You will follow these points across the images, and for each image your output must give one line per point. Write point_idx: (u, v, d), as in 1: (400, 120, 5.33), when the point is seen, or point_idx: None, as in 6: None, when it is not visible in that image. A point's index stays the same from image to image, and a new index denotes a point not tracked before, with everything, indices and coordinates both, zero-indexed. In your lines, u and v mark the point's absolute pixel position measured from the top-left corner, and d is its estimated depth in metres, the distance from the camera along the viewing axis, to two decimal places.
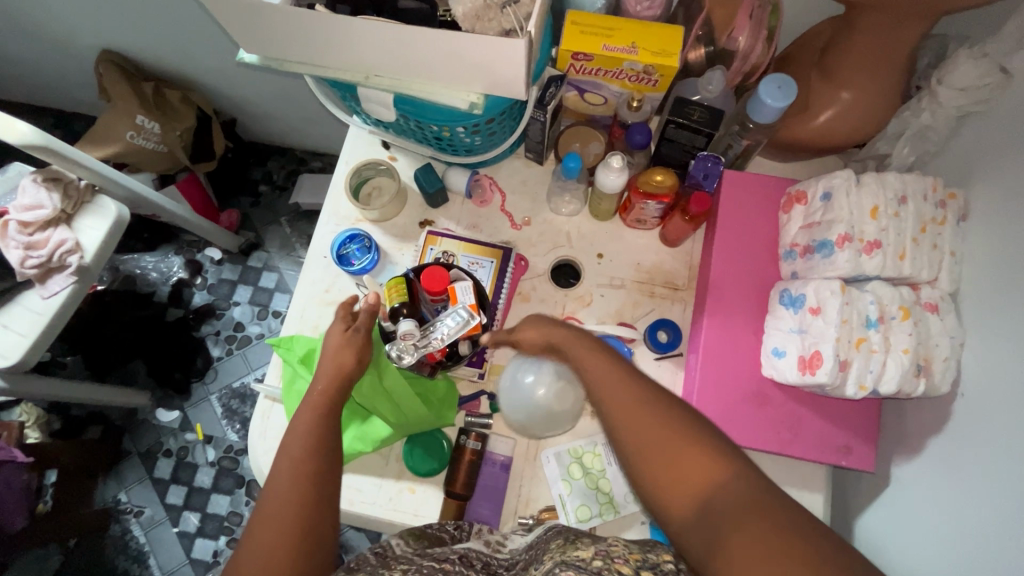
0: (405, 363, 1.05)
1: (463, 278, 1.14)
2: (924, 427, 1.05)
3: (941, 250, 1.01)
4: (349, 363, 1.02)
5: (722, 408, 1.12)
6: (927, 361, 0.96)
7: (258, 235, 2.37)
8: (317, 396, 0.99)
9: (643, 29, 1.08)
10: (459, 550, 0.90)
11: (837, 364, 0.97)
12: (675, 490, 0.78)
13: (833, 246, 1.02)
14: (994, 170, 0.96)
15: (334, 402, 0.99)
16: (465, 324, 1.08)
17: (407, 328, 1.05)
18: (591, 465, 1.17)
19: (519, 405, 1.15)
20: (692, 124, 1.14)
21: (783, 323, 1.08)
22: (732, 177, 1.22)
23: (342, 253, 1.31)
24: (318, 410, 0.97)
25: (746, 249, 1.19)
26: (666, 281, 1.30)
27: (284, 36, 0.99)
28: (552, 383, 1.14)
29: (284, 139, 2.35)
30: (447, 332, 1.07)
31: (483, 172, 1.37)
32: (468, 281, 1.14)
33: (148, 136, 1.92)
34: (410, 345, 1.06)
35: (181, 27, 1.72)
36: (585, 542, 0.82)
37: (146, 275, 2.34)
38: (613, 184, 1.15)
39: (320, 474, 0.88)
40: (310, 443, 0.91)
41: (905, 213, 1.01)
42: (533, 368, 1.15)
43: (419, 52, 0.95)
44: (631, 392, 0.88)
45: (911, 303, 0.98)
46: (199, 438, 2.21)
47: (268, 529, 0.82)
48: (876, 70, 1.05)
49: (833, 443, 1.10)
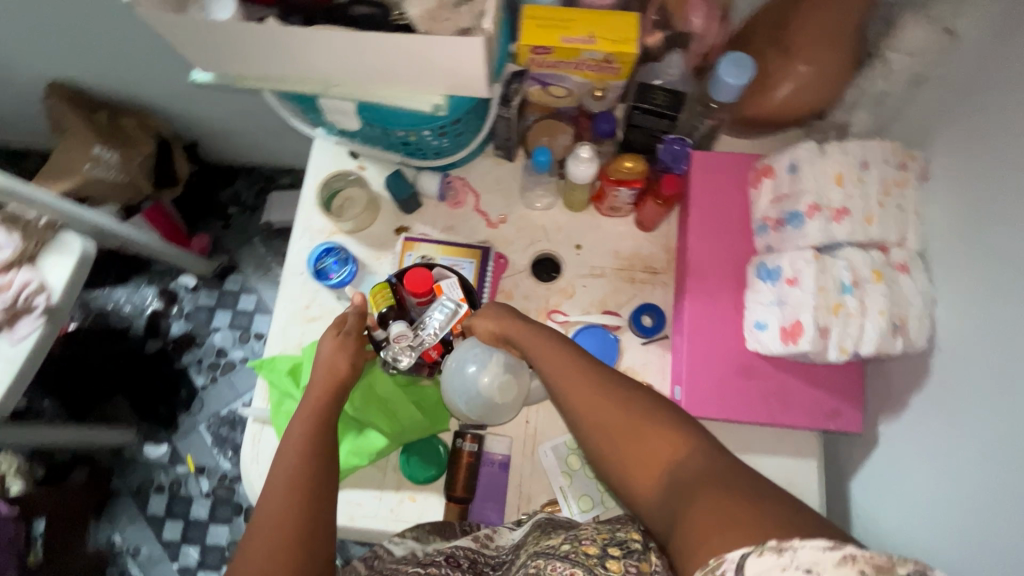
0: (404, 363, 1.11)
1: (447, 274, 1.18)
2: (906, 385, 1.08)
3: (906, 210, 1.03)
4: (342, 368, 1.04)
5: (709, 386, 1.13)
6: (902, 320, 0.98)
7: (232, 257, 2.33)
8: (311, 405, 0.98)
9: (598, 19, 1.08)
10: (445, 551, 0.93)
11: (818, 331, 0.99)
12: (637, 467, 0.81)
13: (803, 216, 1.05)
14: (951, 129, 0.99)
15: (328, 407, 0.99)
16: (452, 313, 1.13)
17: (399, 330, 1.12)
18: None
19: (460, 391, 1.14)
20: (658, 109, 1.16)
21: (763, 297, 1.09)
22: (701, 157, 1.23)
23: (319, 268, 1.28)
24: (316, 417, 0.97)
25: (720, 227, 1.20)
26: (646, 265, 1.30)
27: (238, 51, 0.97)
28: (498, 373, 1.13)
29: (248, 158, 2.30)
30: (435, 326, 1.13)
31: (455, 173, 1.36)
32: (453, 278, 1.17)
33: (107, 166, 1.87)
34: (405, 346, 1.12)
35: (130, 52, 1.67)
36: (556, 533, 0.88)
37: (118, 310, 2.27)
38: (583, 174, 1.16)
39: (315, 484, 0.87)
40: (303, 458, 0.90)
41: (869, 177, 1.03)
42: (479, 359, 1.14)
43: (377, 58, 0.93)
44: (585, 376, 0.92)
45: (882, 265, 1.00)
46: (191, 469, 2.17)
47: (262, 542, 0.81)
48: (830, 41, 1.07)
49: (822, 409, 1.12)
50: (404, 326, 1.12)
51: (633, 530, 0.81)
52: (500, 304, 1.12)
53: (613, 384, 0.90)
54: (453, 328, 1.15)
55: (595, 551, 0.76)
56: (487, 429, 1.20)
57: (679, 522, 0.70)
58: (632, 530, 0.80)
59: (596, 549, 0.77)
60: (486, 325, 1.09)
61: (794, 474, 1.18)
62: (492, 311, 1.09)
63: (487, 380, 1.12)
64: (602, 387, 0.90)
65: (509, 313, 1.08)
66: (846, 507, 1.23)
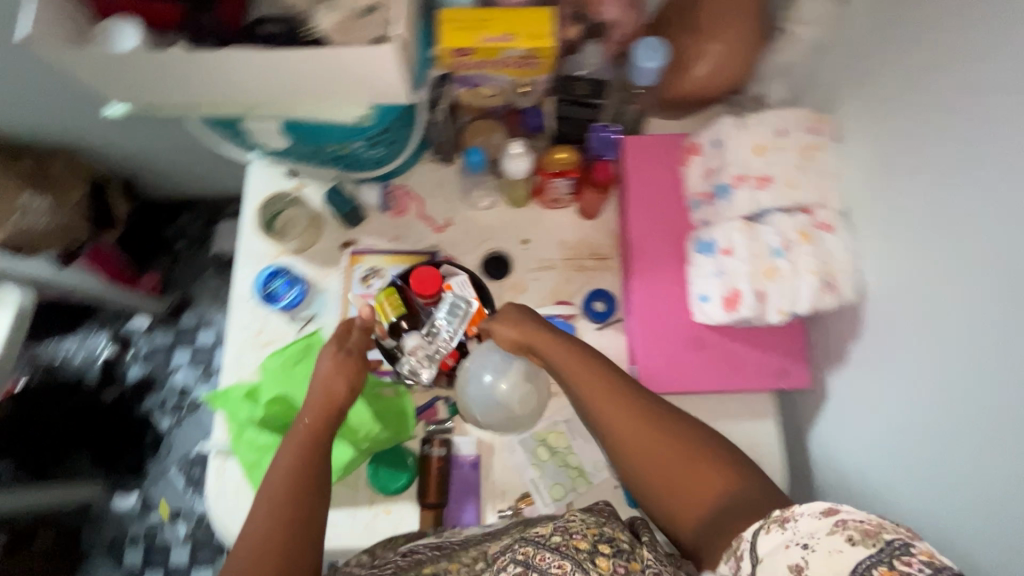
0: (425, 375, 1.17)
1: (456, 272, 1.21)
2: (844, 337, 1.13)
3: (825, 172, 1.09)
4: (341, 390, 1.04)
5: (663, 363, 1.17)
6: (832, 277, 1.03)
7: (186, 292, 2.28)
8: (303, 431, 0.99)
9: (514, 18, 1.08)
10: (405, 548, 0.98)
11: (755, 297, 1.03)
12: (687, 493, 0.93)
13: (731, 187, 1.10)
14: (856, 91, 1.05)
15: (320, 436, 1.00)
16: (465, 315, 1.18)
17: (414, 343, 1.17)
18: (557, 444, 1.20)
19: (478, 402, 1.15)
20: (581, 99, 1.22)
21: (702, 270, 1.10)
22: (633, 141, 1.26)
23: (267, 291, 1.26)
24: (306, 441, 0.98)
25: (657, 208, 1.24)
26: (593, 252, 1.33)
27: (151, 80, 0.94)
28: (518, 380, 1.15)
29: (191, 190, 2.24)
30: (450, 330, 1.18)
31: (395, 182, 1.36)
32: (462, 276, 1.21)
33: (36, 214, 1.68)
34: (422, 356, 1.18)
35: (47, 94, 1.60)
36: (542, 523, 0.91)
37: (69, 361, 2.18)
38: (519, 170, 1.18)
39: (306, 517, 0.91)
40: (290, 491, 0.92)
41: (787, 143, 1.07)
42: (498, 368, 1.15)
43: (297, 74, 0.93)
44: (604, 383, 1.01)
45: (807, 226, 1.05)
46: (165, 516, 2.09)
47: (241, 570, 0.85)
48: (737, 19, 1.12)
49: (770, 369, 1.17)
50: (419, 335, 1.17)
51: (618, 528, 0.88)
52: (517, 305, 1.14)
53: (626, 391, 1.01)
54: (468, 330, 1.19)
55: (586, 548, 0.83)
56: (454, 432, 1.21)
57: (724, 537, 0.86)
58: (618, 528, 0.89)
59: (586, 545, 0.84)
60: (507, 330, 1.10)
61: (755, 436, 1.22)
62: (512, 313, 1.11)
63: (506, 388, 1.14)
64: (620, 396, 1.00)
65: (529, 315, 1.11)
66: (807, 460, 1.28)
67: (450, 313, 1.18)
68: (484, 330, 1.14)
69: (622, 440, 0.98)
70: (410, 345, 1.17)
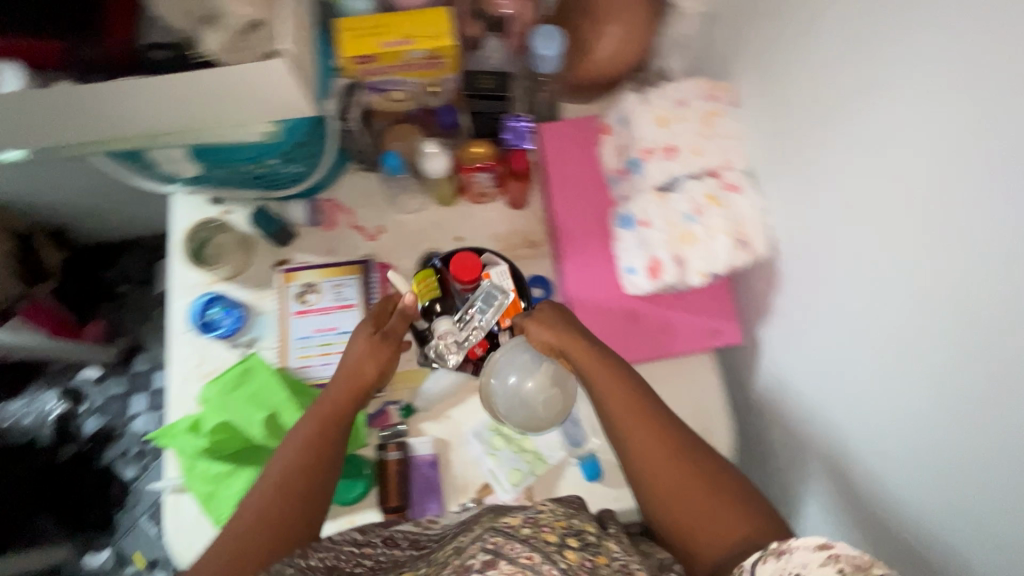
0: (451, 361, 1.14)
1: (495, 263, 1.20)
2: (767, 289, 1.20)
3: (724, 137, 1.16)
4: (369, 370, 1.06)
5: (603, 338, 1.22)
6: (743, 234, 1.10)
7: (136, 337, 2.17)
8: (329, 407, 1.02)
9: (410, 20, 1.11)
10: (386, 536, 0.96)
11: (674, 262, 1.10)
12: (703, 518, 0.92)
13: (642, 160, 1.15)
14: (747, 58, 1.12)
15: (342, 416, 1.03)
16: (499, 306, 1.14)
17: (443, 328, 1.12)
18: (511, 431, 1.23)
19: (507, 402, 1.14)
20: (487, 92, 1.27)
21: (626, 244, 1.15)
22: (548, 128, 1.30)
23: (205, 321, 1.26)
24: (330, 424, 1.00)
25: (579, 190, 1.27)
26: (527, 240, 1.36)
27: (42, 124, 0.93)
28: (546, 382, 1.14)
29: (127, 231, 2.17)
30: (484, 320, 1.13)
31: (322, 196, 1.36)
32: (501, 266, 1.19)
33: None
34: (451, 342, 1.13)
35: None
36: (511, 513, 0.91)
37: (18, 424, 2.08)
38: (436, 168, 1.19)
39: (307, 481, 0.94)
40: (303, 449, 0.96)
41: (687, 113, 1.14)
42: (527, 368, 1.13)
43: (191, 99, 0.92)
44: (638, 399, 1.02)
45: (714, 190, 1.11)
46: (141, 567, 2.02)
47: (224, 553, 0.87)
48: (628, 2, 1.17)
49: (703, 330, 1.23)
50: (450, 320, 1.12)
51: (585, 522, 0.92)
52: (551, 303, 1.14)
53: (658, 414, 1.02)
54: (501, 320, 1.16)
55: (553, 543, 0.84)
56: (409, 433, 1.22)
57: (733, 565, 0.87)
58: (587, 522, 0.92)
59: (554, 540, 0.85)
60: (541, 333, 1.09)
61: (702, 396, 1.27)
62: (546, 315, 1.10)
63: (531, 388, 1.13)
64: (648, 416, 1.01)
65: (563, 319, 1.11)
66: (754, 412, 1.34)
67: (486, 303, 1.14)
68: (517, 324, 1.14)
69: (641, 454, 0.99)
70: (440, 330, 1.12)
